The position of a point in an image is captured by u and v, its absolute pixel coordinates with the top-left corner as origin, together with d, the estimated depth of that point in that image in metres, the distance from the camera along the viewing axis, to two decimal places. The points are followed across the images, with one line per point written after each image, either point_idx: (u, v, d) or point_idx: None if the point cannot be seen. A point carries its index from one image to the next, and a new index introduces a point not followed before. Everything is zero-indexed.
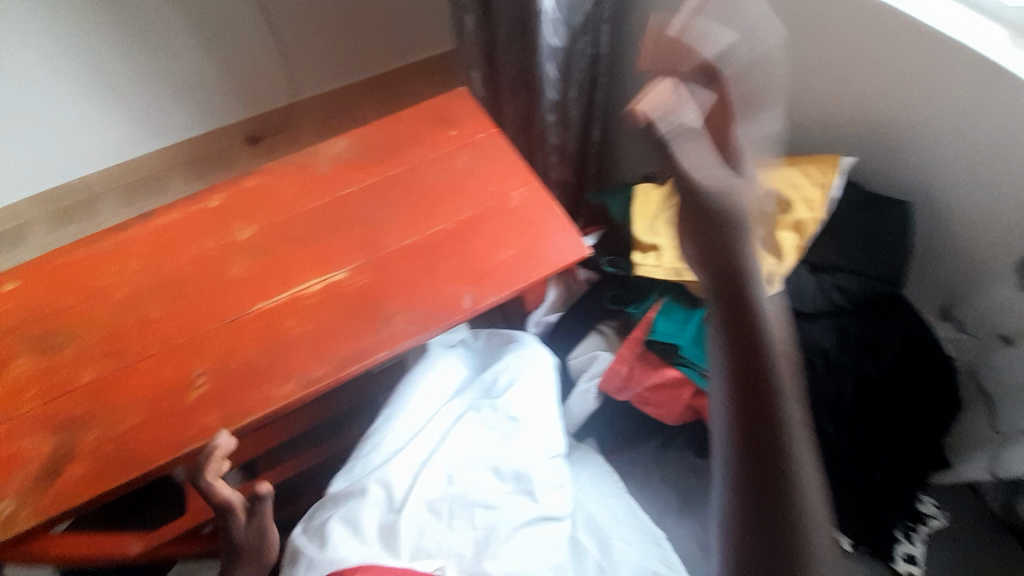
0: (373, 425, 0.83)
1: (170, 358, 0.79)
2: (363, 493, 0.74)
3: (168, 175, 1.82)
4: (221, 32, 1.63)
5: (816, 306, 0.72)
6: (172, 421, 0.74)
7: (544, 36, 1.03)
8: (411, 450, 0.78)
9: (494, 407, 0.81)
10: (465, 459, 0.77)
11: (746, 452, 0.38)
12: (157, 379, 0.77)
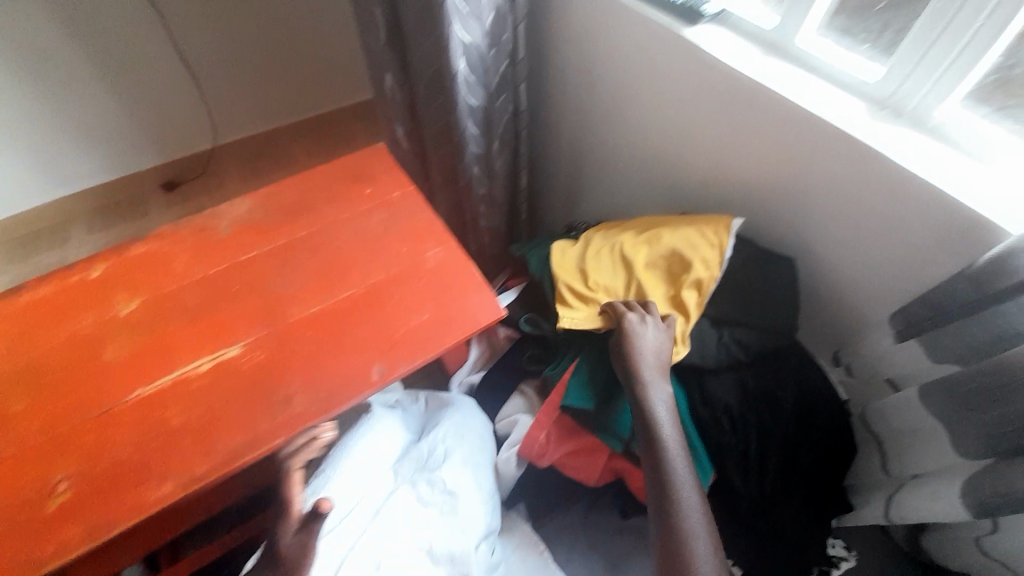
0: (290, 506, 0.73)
1: (28, 460, 0.68)
2: None
3: (70, 227, 1.67)
4: (129, 79, 1.53)
5: (719, 362, 0.74)
6: (23, 538, 0.63)
7: (462, 96, 1.04)
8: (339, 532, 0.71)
9: (430, 481, 0.75)
10: (396, 545, 0.70)
11: (654, 510, 0.62)
12: (8, 488, 0.66)
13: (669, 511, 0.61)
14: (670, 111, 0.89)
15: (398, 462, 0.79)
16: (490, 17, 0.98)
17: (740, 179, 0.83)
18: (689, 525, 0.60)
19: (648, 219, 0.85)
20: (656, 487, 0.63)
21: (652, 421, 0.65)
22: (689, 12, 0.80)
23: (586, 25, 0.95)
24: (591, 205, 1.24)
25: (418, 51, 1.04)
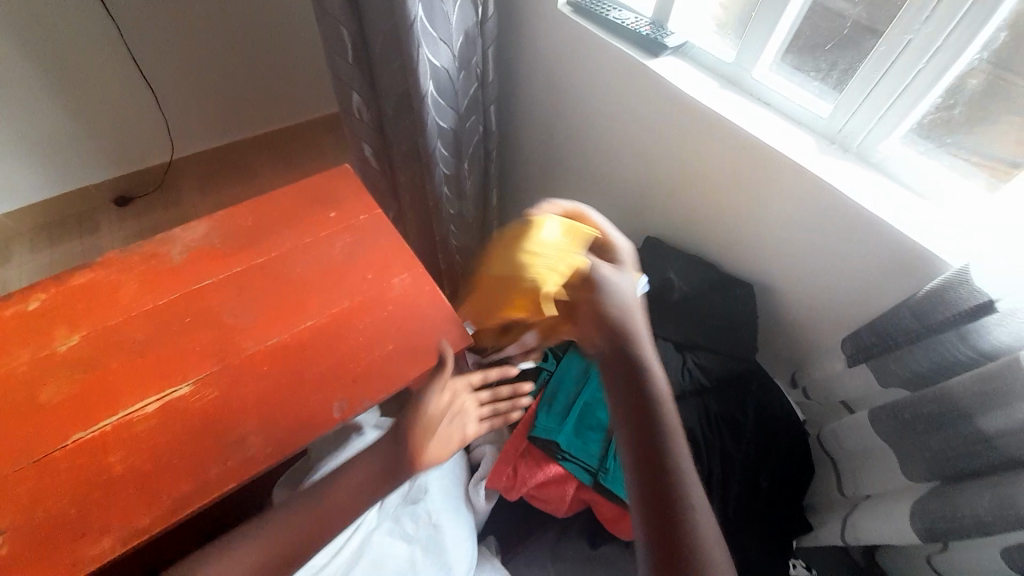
0: None
1: None
2: None
3: (9, 246, 1.56)
4: (78, 90, 1.45)
5: (684, 388, 0.76)
6: None
7: (431, 118, 1.01)
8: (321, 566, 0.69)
9: (415, 517, 0.74)
10: None
11: (646, 474, 0.53)
12: None
13: (663, 483, 0.51)
14: (634, 136, 0.90)
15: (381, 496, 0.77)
16: (459, 41, 0.96)
17: (701, 205, 0.85)
18: (685, 484, 0.52)
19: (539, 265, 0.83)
20: (652, 468, 0.53)
21: (648, 388, 0.57)
22: (653, 45, 0.81)
23: (553, 52, 0.96)
24: None
25: (385, 72, 1.02)
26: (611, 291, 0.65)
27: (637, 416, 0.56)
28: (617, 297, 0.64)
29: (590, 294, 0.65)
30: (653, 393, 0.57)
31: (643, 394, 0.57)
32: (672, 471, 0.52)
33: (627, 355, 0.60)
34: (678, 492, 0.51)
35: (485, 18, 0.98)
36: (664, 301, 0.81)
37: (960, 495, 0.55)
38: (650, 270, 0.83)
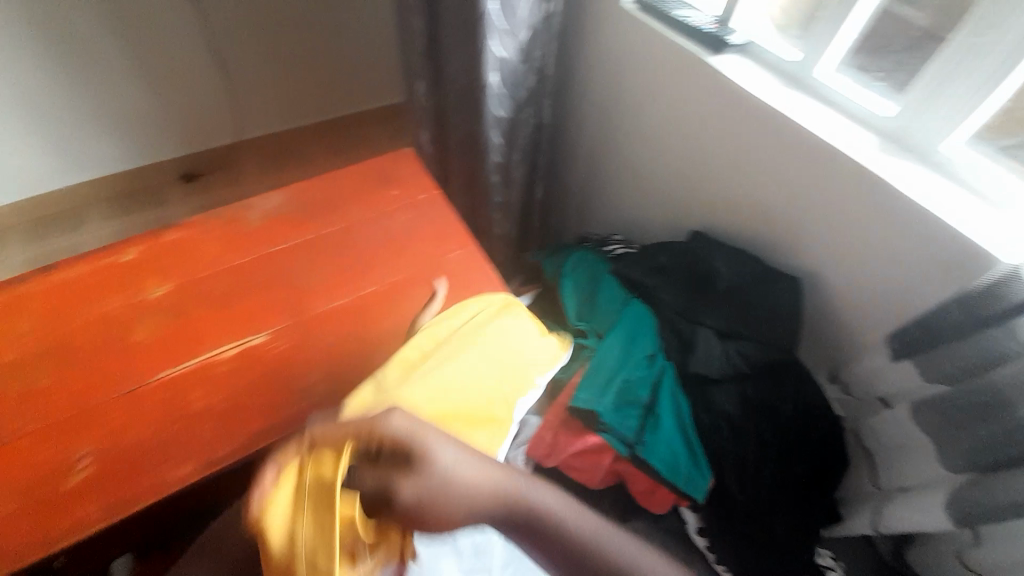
0: None
1: (51, 437, 0.70)
2: None
3: (86, 212, 1.70)
4: (164, 71, 1.59)
5: (723, 373, 0.77)
6: (43, 512, 0.65)
7: (490, 107, 1.10)
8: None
9: None
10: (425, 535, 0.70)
11: None
12: (33, 461, 0.68)
13: None
14: (682, 131, 0.95)
15: None
16: (525, 34, 1.04)
17: (748, 200, 0.88)
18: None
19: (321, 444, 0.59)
20: None
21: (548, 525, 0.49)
22: (713, 43, 0.86)
23: (614, 49, 1.02)
24: (602, 219, 1.30)
25: (453, 63, 1.11)
26: (463, 487, 0.48)
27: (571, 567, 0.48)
28: (453, 482, 0.48)
29: (422, 519, 0.47)
30: (566, 532, 0.49)
31: (560, 542, 0.48)
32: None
33: (520, 519, 0.49)
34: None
35: (552, 14, 1.05)
36: (710, 289, 0.84)
37: (995, 483, 0.60)
38: (698, 259, 0.86)
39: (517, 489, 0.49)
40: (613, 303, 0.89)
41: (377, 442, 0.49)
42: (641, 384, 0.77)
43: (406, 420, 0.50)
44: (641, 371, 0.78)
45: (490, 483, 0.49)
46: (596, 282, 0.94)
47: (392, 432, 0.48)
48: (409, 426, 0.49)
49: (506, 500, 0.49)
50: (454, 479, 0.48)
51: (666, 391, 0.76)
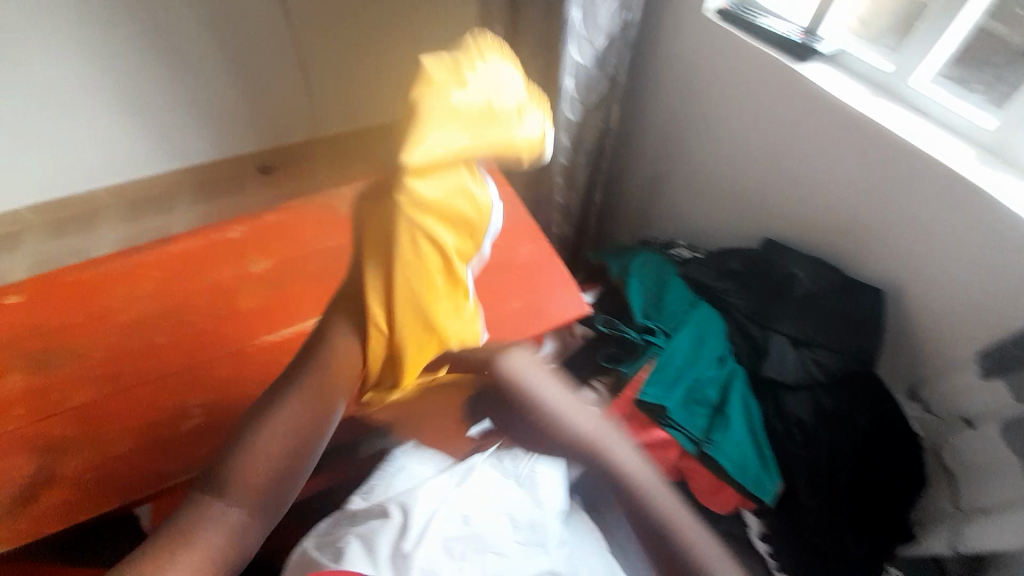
0: (398, 456, 0.91)
1: (169, 387, 0.78)
2: (387, 516, 0.79)
3: (176, 198, 1.87)
4: (254, 71, 1.74)
5: (798, 379, 0.77)
6: (161, 452, 0.73)
7: (563, 110, 1.14)
8: (435, 480, 0.85)
9: (514, 458, 0.87)
10: (482, 504, 0.82)
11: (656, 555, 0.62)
12: (154, 407, 0.76)
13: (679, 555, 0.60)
14: (761, 137, 0.98)
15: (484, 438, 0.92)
16: (602, 41, 1.08)
17: (826, 208, 0.89)
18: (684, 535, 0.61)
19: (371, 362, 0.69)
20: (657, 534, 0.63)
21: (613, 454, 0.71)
22: (801, 51, 0.89)
23: (694, 56, 1.07)
24: (662, 224, 1.32)
25: (529, 68, 1.16)
26: (559, 406, 0.75)
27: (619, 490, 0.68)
28: (552, 414, 0.75)
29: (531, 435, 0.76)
30: (620, 467, 0.70)
31: (616, 476, 0.69)
32: (668, 529, 0.62)
33: (589, 449, 0.72)
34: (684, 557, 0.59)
35: (630, 22, 1.09)
36: (786, 296, 0.84)
37: None
38: (773, 266, 0.87)
39: (596, 427, 0.73)
40: (680, 303, 0.90)
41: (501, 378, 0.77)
42: (710, 384, 0.78)
43: (523, 365, 0.78)
44: (711, 372, 0.79)
45: (577, 420, 0.74)
46: (662, 282, 0.95)
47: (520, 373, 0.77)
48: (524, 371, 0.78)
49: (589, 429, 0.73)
50: (553, 412, 0.75)
51: (737, 392, 0.77)
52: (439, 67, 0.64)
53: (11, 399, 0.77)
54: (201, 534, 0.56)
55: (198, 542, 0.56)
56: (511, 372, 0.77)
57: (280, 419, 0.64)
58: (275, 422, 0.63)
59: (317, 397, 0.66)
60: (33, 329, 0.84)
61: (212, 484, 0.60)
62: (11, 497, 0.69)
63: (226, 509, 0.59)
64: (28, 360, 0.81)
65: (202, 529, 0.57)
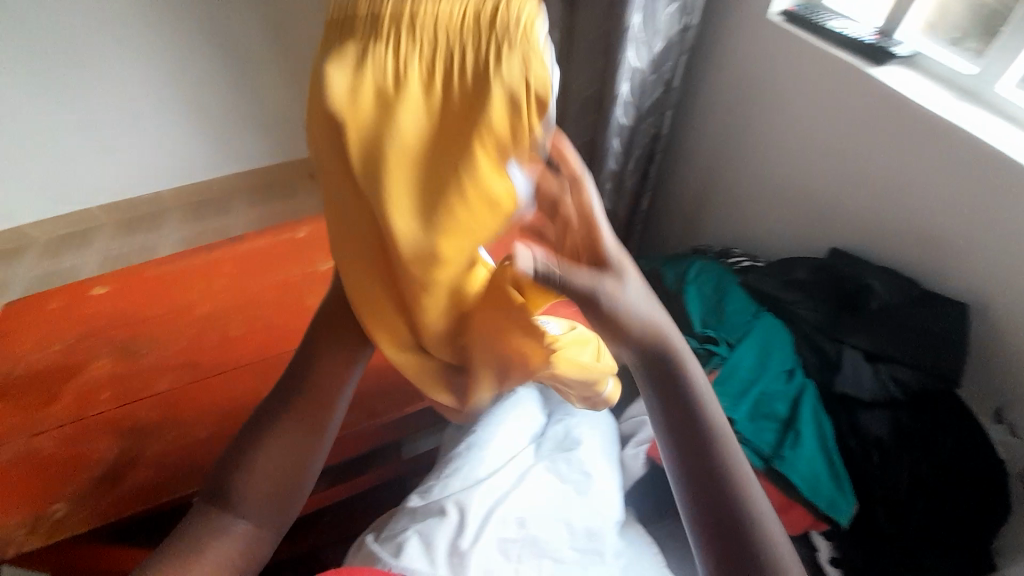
0: (455, 450, 0.90)
1: (242, 377, 0.82)
2: (443, 514, 0.82)
3: (232, 200, 1.97)
4: (310, 79, 1.83)
5: (874, 396, 0.74)
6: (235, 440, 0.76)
7: (616, 115, 1.14)
8: (489, 482, 0.85)
9: (568, 460, 0.87)
10: (539, 507, 0.83)
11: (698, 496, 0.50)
12: (229, 397, 0.80)
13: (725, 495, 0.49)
14: (830, 143, 0.95)
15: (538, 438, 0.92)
16: (660, 44, 1.08)
17: (903, 215, 0.86)
18: (747, 497, 0.49)
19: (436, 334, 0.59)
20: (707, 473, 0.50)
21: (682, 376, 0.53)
22: (880, 54, 0.87)
23: (754, 62, 1.06)
24: (714, 233, 1.30)
25: (581, 76, 1.19)
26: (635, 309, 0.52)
27: (680, 429, 0.52)
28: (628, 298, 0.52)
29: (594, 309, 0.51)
30: (692, 399, 0.53)
31: (686, 409, 0.52)
32: (732, 487, 0.50)
33: (658, 353, 0.53)
34: (740, 519, 0.48)
35: (689, 27, 1.09)
36: (862, 308, 0.81)
37: None
38: (843, 277, 0.84)
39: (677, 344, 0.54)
40: (741, 314, 0.87)
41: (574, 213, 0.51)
42: (778, 398, 0.75)
43: (597, 204, 0.51)
44: (779, 385, 0.77)
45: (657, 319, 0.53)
46: (721, 292, 0.93)
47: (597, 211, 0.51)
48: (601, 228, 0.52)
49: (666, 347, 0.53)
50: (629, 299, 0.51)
51: (809, 407, 0.74)
52: (340, 100, 0.47)
53: (101, 382, 0.83)
54: (211, 545, 0.60)
55: (209, 552, 0.60)
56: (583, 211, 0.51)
57: (273, 441, 0.65)
58: (271, 445, 0.65)
59: (309, 410, 0.67)
60: (119, 317, 0.91)
61: (220, 500, 0.63)
62: (100, 475, 0.74)
63: (232, 520, 0.62)
64: (114, 346, 0.87)
65: (212, 540, 0.60)
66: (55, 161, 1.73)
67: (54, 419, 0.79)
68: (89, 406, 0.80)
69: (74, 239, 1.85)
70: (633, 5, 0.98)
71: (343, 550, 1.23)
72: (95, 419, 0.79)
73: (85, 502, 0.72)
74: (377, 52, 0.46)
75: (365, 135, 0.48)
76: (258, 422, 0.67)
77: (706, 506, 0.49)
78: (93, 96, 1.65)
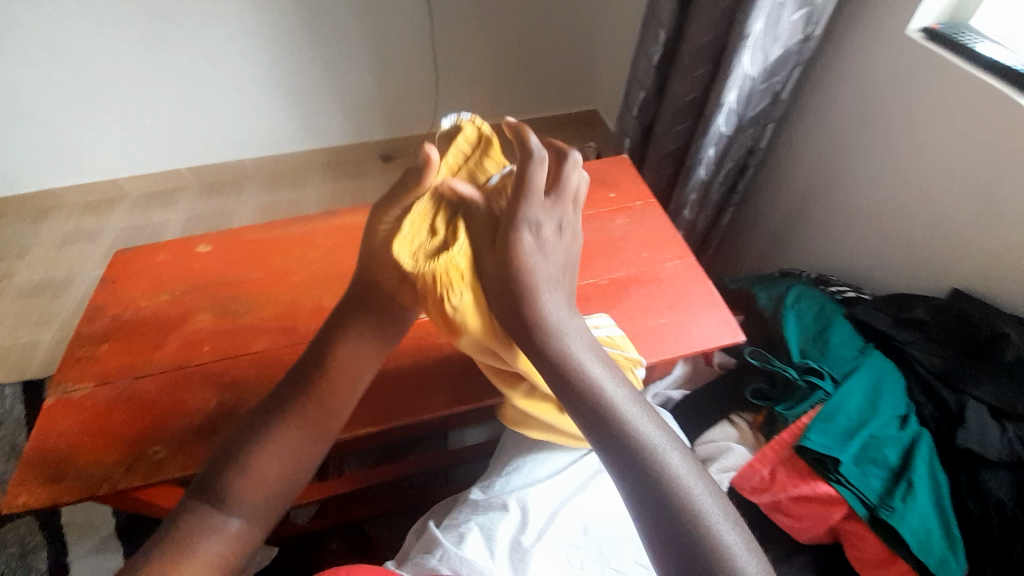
0: (518, 447, 0.87)
1: None
2: (505, 508, 0.78)
3: (307, 174, 2.04)
4: (393, 63, 1.85)
5: (1002, 457, 0.67)
6: None
7: (717, 123, 1.09)
8: (552, 482, 0.80)
9: None
10: (602, 514, 0.78)
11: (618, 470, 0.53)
12: None
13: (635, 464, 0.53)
14: (962, 175, 0.87)
15: None
16: (777, 53, 1.02)
17: None
18: (673, 476, 0.52)
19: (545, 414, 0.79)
20: (617, 441, 0.54)
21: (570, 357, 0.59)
22: None
23: (880, 79, 0.98)
24: (802, 259, 1.23)
25: (682, 81, 1.14)
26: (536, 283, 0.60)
27: (599, 426, 0.55)
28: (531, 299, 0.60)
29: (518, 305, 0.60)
30: (604, 397, 0.56)
31: (579, 389, 0.57)
32: (655, 472, 0.52)
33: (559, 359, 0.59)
34: (667, 497, 0.51)
35: (810, 38, 1.02)
36: (991, 359, 0.74)
37: None
38: (972, 322, 0.77)
39: (573, 344, 0.60)
40: (846, 348, 0.82)
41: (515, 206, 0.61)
42: (889, 445, 0.71)
43: (547, 204, 0.63)
44: (891, 431, 0.72)
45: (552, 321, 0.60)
46: (823, 321, 0.87)
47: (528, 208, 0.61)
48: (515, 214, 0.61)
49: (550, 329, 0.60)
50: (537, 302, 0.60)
51: (925, 459, 0.69)
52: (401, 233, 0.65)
53: (202, 337, 0.87)
54: (200, 543, 0.58)
55: (199, 552, 0.57)
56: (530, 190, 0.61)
57: (277, 441, 0.65)
58: (273, 443, 0.65)
59: (318, 419, 0.68)
60: (220, 276, 0.95)
61: (212, 498, 0.61)
62: (200, 424, 0.78)
63: (225, 518, 0.61)
64: (215, 303, 0.92)
65: (202, 538, 0.59)
66: (156, 121, 1.85)
67: (159, 366, 0.85)
68: (191, 356, 0.85)
69: (163, 197, 1.97)
70: (757, 10, 0.93)
71: (385, 527, 1.25)
72: (195, 370, 0.83)
73: (184, 447, 0.76)
74: (414, 226, 0.65)
75: (450, 278, 0.64)
76: (262, 429, 0.66)
77: (643, 500, 0.51)
78: (194, 63, 1.74)
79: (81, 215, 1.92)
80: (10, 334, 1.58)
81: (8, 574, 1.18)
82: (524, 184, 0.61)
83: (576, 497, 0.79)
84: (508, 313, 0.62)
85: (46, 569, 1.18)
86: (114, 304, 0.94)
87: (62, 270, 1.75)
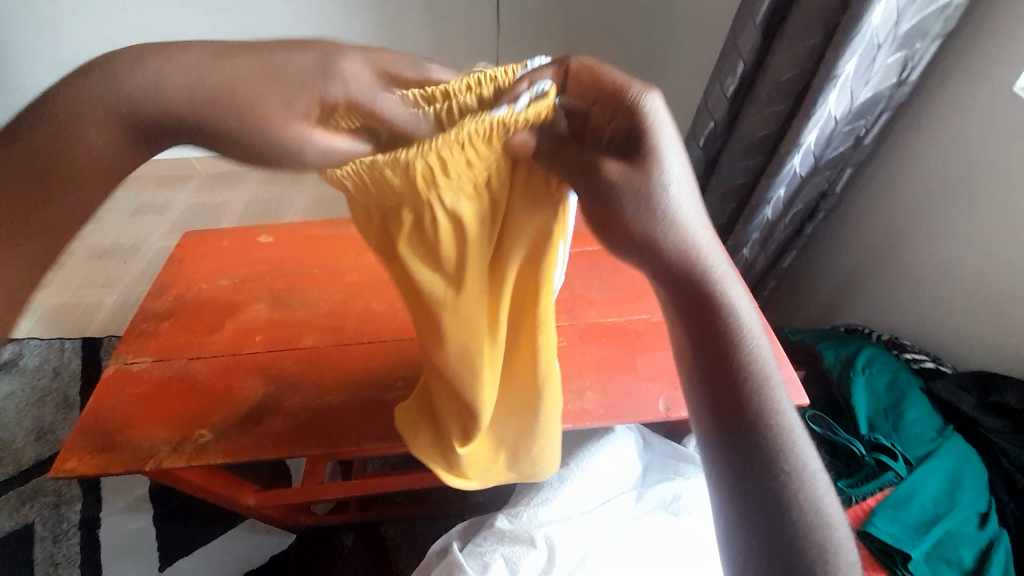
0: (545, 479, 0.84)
1: (380, 354, 0.88)
2: (531, 543, 0.76)
3: None
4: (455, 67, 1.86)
5: None
6: (371, 413, 0.82)
7: (792, 163, 1.02)
8: (583, 521, 0.78)
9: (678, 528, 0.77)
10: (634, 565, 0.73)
11: (731, 457, 0.40)
12: (365, 367, 0.86)
13: (761, 456, 0.40)
14: None
15: (642, 493, 0.82)
16: (866, 96, 0.95)
17: None
18: (801, 484, 0.40)
19: (484, 461, 0.72)
20: (745, 418, 0.40)
21: (718, 295, 0.40)
22: None
23: (979, 132, 0.90)
24: (874, 314, 1.15)
25: (754, 115, 1.08)
26: (664, 206, 0.39)
27: (718, 383, 0.40)
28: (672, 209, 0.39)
29: (605, 218, 0.40)
30: (749, 353, 0.40)
31: (720, 337, 0.40)
32: (785, 474, 0.40)
33: (698, 290, 0.40)
34: (790, 511, 0.39)
35: (905, 83, 0.95)
36: None
37: None
38: None
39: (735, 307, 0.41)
40: (923, 427, 0.81)
41: (624, 113, 0.41)
42: (965, 544, 0.70)
43: (663, 129, 0.40)
44: (968, 529, 0.71)
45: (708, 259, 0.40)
46: (897, 392, 0.86)
47: (602, 75, 0.44)
48: (647, 110, 0.40)
49: (686, 252, 0.39)
50: (673, 192, 0.38)
51: (1004, 564, 0.68)
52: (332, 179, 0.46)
53: (256, 325, 0.92)
54: None
55: None
56: (600, 83, 0.43)
57: None
58: None
59: None
60: (278, 271, 1.00)
61: None
62: (242, 413, 0.81)
63: None
64: (271, 295, 0.96)
65: None
66: None
67: (212, 349, 0.89)
68: (241, 345, 0.89)
69: (228, 179, 2.07)
70: (849, 51, 0.86)
71: (402, 530, 1.22)
72: (247, 358, 0.88)
73: (227, 434, 0.79)
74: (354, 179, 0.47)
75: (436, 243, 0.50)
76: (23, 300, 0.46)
77: (741, 497, 0.40)
78: None
79: (154, 187, 2.05)
80: (76, 292, 1.69)
81: (43, 521, 1.25)
82: (594, 83, 0.44)
83: (606, 543, 0.76)
84: (585, 217, 0.41)
85: (80, 520, 1.25)
86: (176, 283, 0.99)
87: (130, 237, 1.87)
